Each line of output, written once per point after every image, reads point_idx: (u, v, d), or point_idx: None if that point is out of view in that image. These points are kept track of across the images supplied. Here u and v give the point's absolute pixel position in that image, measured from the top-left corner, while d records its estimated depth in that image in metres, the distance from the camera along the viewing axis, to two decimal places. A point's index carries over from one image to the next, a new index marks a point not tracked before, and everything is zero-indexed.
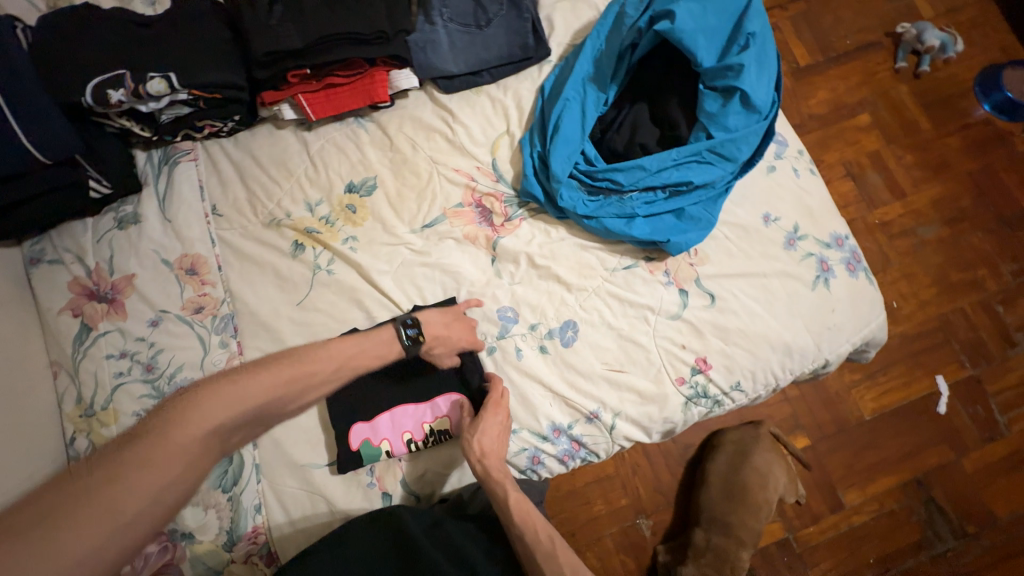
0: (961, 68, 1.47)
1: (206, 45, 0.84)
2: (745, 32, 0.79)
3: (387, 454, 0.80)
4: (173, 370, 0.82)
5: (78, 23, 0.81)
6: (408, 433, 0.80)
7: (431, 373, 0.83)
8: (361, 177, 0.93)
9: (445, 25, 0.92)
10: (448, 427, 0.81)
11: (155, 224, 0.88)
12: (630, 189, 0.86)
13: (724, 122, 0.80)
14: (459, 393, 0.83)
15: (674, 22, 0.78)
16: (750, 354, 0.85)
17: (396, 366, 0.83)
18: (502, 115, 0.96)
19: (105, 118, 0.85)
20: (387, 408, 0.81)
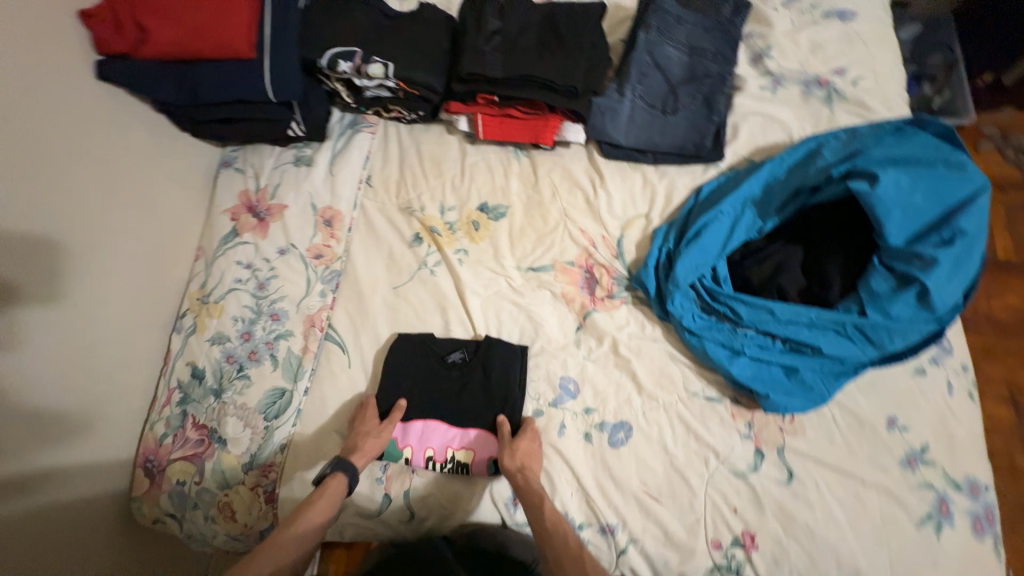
0: None
1: (427, 48, 0.95)
2: (955, 227, 0.70)
3: (405, 461, 0.82)
4: (276, 297, 0.93)
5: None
6: (431, 451, 0.82)
7: (475, 407, 0.85)
8: (495, 203, 0.98)
9: (633, 99, 0.94)
10: (469, 462, 0.81)
11: (321, 172, 1.01)
12: (748, 326, 0.80)
13: (887, 307, 0.71)
14: (490, 433, 0.83)
15: (874, 187, 0.71)
16: (810, 561, 0.72)
17: (450, 385, 0.86)
18: (648, 197, 0.95)
19: (325, 78, 0.98)
20: (423, 417, 0.84)
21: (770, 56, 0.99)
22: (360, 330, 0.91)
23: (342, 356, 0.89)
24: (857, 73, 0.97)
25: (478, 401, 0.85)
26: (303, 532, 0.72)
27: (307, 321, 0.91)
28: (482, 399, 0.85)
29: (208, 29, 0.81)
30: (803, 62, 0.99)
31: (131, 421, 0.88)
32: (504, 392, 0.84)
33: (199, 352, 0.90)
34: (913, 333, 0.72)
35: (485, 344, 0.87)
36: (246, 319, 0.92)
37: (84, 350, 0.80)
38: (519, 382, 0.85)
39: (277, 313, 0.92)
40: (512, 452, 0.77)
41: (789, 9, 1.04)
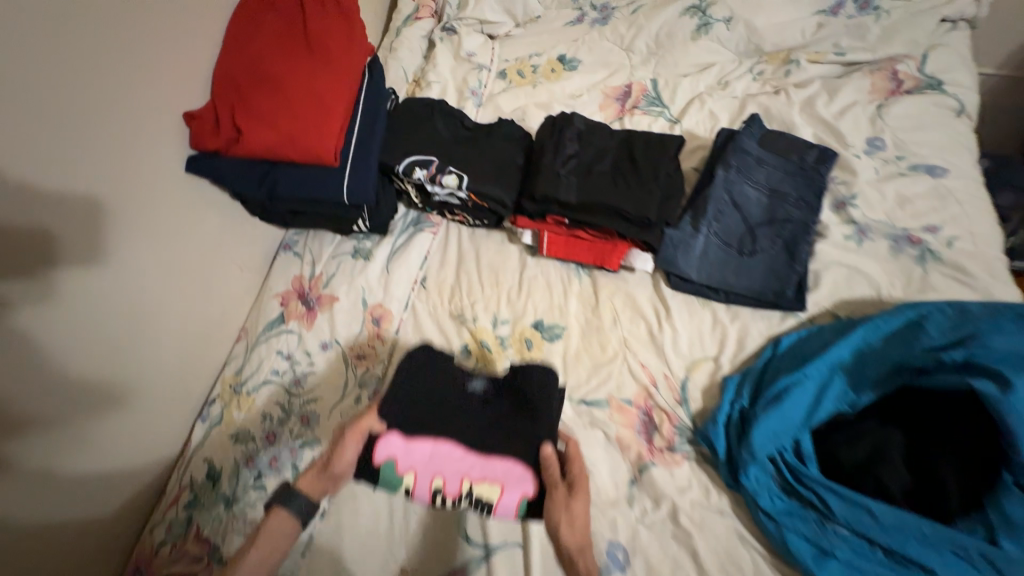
0: None
1: (502, 164, 0.96)
2: None
3: (406, 489, 0.68)
4: (310, 396, 0.88)
5: (425, 108, 1.01)
6: (441, 481, 0.67)
7: (508, 437, 0.70)
8: (551, 322, 0.93)
9: (708, 235, 0.90)
10: (493, 499, 0.67)
11: (377, 267, 1.00)
12: (840, 522, 0.67)
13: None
14: (526, 466, 0.67)
15: (1005, 391, 0.63)
16: None
17: (476, 415, 0.72)
18: (717, 339, 0.88)
19: (396, 179, 0.99)
20: (433, 438, 0.69)
21: (855, 205, 0.95)
22: None
23: (365, 477, 0.81)
24: (951, 233, 0.91)
25: (513, 434, 0.70)
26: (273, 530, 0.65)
27: (337, 430, 0.85)
28: (517, 433, 0.70)
29: (300, 138, 0.83)
30: (890, 215, 0.94)
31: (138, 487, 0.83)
32: (533, 422, 0.70)
33: (219, 449, 0.84)
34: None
35: (518, 371, 0.76)
36: (274, 418, 0.86)
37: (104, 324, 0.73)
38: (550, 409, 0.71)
39: (307, 416, 0.86)
40: (570, 518, 0.64)
41: (871, 157, 1.02)
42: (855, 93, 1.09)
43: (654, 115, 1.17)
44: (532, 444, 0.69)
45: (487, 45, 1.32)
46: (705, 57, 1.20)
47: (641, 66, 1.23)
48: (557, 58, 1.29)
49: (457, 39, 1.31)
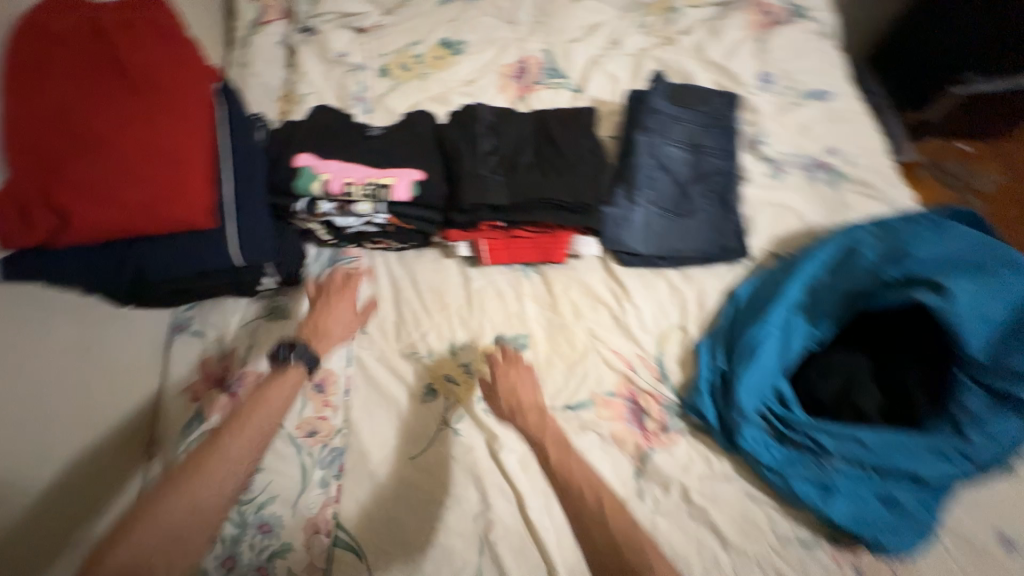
0: None
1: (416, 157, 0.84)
2: None
3: (321, 185, 0.78)
4: (265, 499, 0.74)
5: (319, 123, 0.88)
6: (350, 177, 0.79)
7: (405, 157, 0.83)
8: (513, 332, 0.87)
9: (645, 205, 0.88)
10: (390, 186, 0.79)
11: (302, 325, 0.86)
12: (836, 456, 0.70)
13: (986, 426, 0.65)
14: (419, 169, 0.82)
15: (947, 298, 0.65)
16: None
17: (367, 143, 0.86)
18: (678, 307, 0.87)
19: (299, 220, 0.85)
20: (342, 157, 0.82)
21: (765, 142, 0.97)
22: (379, 524, 0.74)
23: (359, 567, 0.71)
24: (849, 151, 0.97)
25: (413, 154, 0.84)
26: (262, 415, 0.65)
27: (308, 526, 0.72)
28: (413, 155, 0.84)
29: (156, 207, 0.65)
30: (797, 144, 0.98)
31: None
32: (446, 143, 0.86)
33: None
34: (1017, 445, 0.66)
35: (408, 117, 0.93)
36: (224, 539, 0.71)
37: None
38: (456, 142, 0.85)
39: (265, 523, 0.72)
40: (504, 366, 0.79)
41: (766, 92, 1.05)
42: (737, 31, 1.12)
43: (557, 88, 1.12)
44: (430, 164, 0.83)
45: (358, 42, 1.17)
46: (591, 18, 1.16)
47: (530, 38, 1.16)
48: (440, 43, 1.18)
49: (321, 41, 1.14)
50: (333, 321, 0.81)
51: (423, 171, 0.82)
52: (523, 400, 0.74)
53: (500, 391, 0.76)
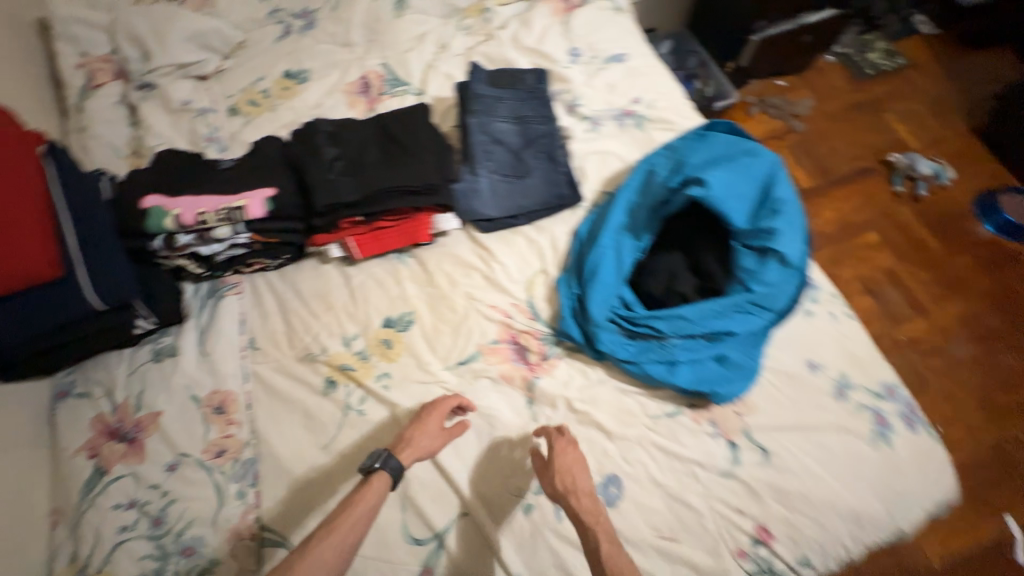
0: (926, 230, 2.04)
1: (266, 176, 0.90)
2: (773, 199, 0.85)
3: (173, 219, 0.83)
4: (183, 526, 0.75)
5: (166, 162, 0.92)
6: (202, 207, 0.84)
7: (257, 178, 0.90)
8: (398, 312, 0.95)
9: (488, 175, 1.00)
10: (244, 207, 0.86)
11: (191, 357, 0.88)
12: (672, 336, 0.85)
13: (763, 277, 0.82)
14: (270, 186, 0.89)
15: (707, 187, 0.83)
16: (816, 524, 0.76)
17: (218, 174, 0.92)
18: (537, 255, 1.00)
19: (165, 258, 0.89)
20: (192, 191, 0.87)
21: (581, 104, 1.14)
22: (302, 514, 0.78)
23: None
24: (650, 98, 1.16)
25: (264, 175, 0.91)
26: (358, 518, 0.67)
27: (232, 536, 0.75)
28: (264, 174, 0.91)
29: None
30: (608, 101, 1.15)
31: None
32: (293, 159, 0.93)
33: None
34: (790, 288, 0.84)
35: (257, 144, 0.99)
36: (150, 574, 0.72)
37: None
38: (304, 155, 0.92)
39: (189, 546, 0.74)
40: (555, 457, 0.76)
41: (576, 64, 1.22)
42: (544, 19, 1.29)
43: (402, 94, 1.23)
44: (280, 180, 0.90)
45: (201, 88, 1.21)
46: (417, 28, 1.28)
47: (368, 56, 1.26)
48: (283, 75, 1.25)
49: (161, 93, 1.16)
50: (430, 437, 0.78)
51: (274, 187, 0.89)
52: (580, 482, 0.73)
53: (555, 468, 0.75)
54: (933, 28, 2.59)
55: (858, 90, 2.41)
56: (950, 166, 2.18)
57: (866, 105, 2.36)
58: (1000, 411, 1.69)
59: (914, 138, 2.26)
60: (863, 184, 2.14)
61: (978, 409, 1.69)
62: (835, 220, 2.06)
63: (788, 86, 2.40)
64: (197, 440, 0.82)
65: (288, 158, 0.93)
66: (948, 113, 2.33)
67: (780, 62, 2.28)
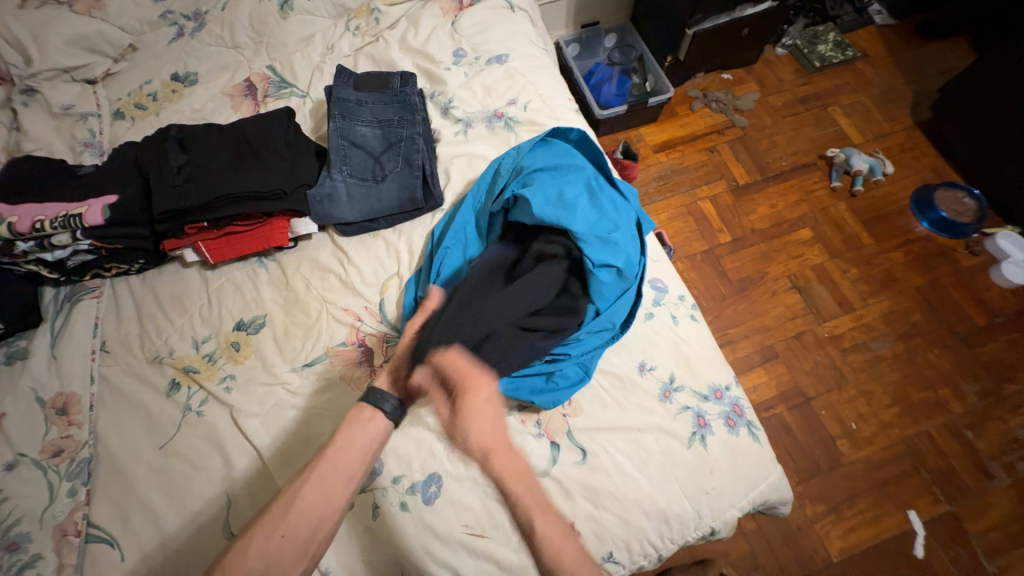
0: (860, 226, 2.02)
1: (115, 184, 0.93)
2: (607, 217, 0.89)
3: (8, 228, 0.85)
4: (10, 523, 0.79)
5: (19, 169, 0.94)
6: (41, 214, 0.86)
7: (106, 186, 0.92)
8: (251, 316, 0.97)
9: (344, 179, 1.02)
10: (81, 214, 0.87)
11: (41, 360, 0.91)
12: None
13: (605, 296, 0.86)
14: (115, 193, 0.91)
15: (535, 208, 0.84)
16: (621, 521, 0.79)
17: (69, 182, 0.94)
18: (394, 258, 1.01)
19: (14, 264, 0.91)
20: (38, 200, 0.89)
21: (455, 107, 1.15)
22: (131, 512, 0.81)
23: (113, 552, 0.78)
24: (526, 99, 1.16)
25: (113, 182, 0.93)
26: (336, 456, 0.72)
27: (57, 532, 0.79)
28: (114, 181, 0.93)
29: None
30: (483, 104, 1.15)
31: None
32: (143, 164, 0.94)
33: None
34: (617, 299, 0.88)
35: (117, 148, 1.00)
36: None
37: None
38: (153, 161, 0.94)
39: (14, 542, 0.78)
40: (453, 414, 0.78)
41: (459, 64, 1.22)
42: (433, 19, 1.28)
43: (287, 96, 1.23)
44: (128, 187, 0.92)
45: (87, 92, 1.22)
46: (305, 30, 1.29)
47: (256, 58, 1.27)
48: (170, 77, 1.25)
49: (44, 98, 1.18)
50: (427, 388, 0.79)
51: (119, 195, 0.91)
52: (485, 420, 0.78)
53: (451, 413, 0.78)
54: (889, 17, 2.51)
55: (807, 81, 2.36)
56: (891, 160, 2.15)
57: (813, 97, 2.32)
58: (916, 406, 1.70)
59: (858, 131, 2.23)
60: (800, 180, 2.12)
61: (892, 405, 1.70)
62: (769, 215, 2.05)
63: (733, 79, 2.36)
64: (37, 440, 0.85)
65: (137, 163, 0.95)
66: (895, 105, 2.29)
67: (721, 55, 2.24)
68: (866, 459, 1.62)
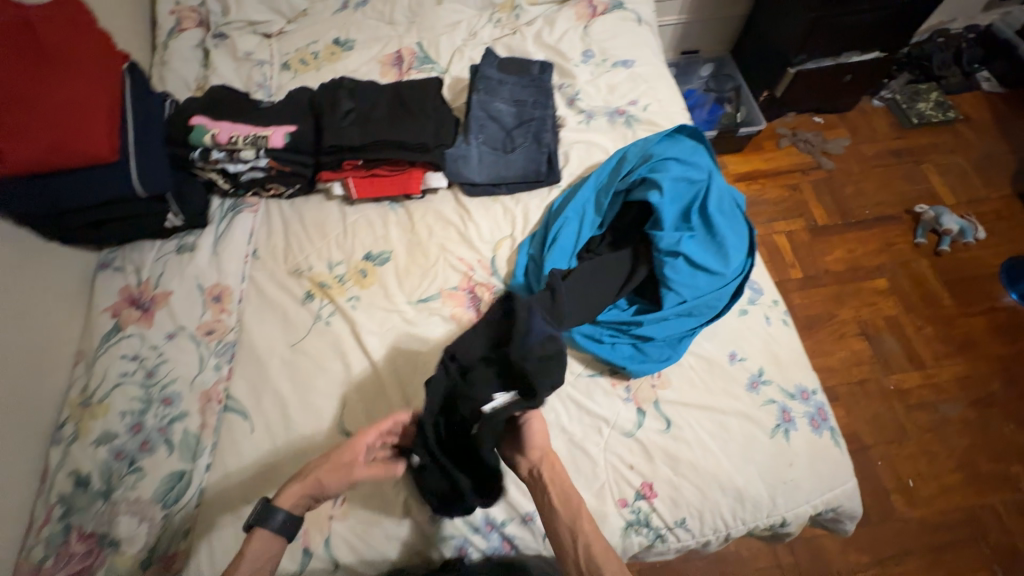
0: (942, 285, 1.97)
1: (292, 118, 1.08)
2: (721, 213, 0.96)
3: (210, 136, 1.01)
4: (168, 381, 0.92)
5: (215, 94, 1.11)
6: (236, 130, 1.03)
7: (285, 118, 1.08)
8: (379, 250, 1.09)
9: (478, 145, 1.13)
10: (266, 136, 1.03)
11: (205, 255, 1.06)
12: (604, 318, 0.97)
13: (703, 284, 0.93)
14: (293, 124, 1.07)
15: (660, 193, 0.93)
16: (698, 491, 0.84)
17: (254, 111, 1.10)
18: (510, 221, 1.11)
19: (200, 170, 1.07)
20: (232, 120, 1.06)
21: (581, 99, 1.25)
22: (262, 394, 0.92)
23: (244, 423, 0.89)
24: (646, 102, 1.25)
25: (291, 115, 1.08)
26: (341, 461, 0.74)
27: (203, 396, 0.91)
28: (291, 115, 1.08)
29: (65, 142, 0.84)
30: (605, 100, 1.25)
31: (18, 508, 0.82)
32: (317, 106, 1.10)
33: (83, 458, 0.85)
34: (711, 296, 0.93)
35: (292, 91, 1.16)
36: (134, 411, 0.89)
37: (30, 324, 0.91)
38: (325, 104, 1.09)
39: (168, 396, 0.91)
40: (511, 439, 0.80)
41: (587, 63, 1.33)
42: (567, 21, 1.41)
43: (428, 71, 1.38)
44: (302, 122, 1.07)
45: (264, 44, 1.42)
46: (453, 17, 1.44)
47: (406, 35, 1.43)
48: (332, 41, 1.43)
49: (231, 44, 1.38)
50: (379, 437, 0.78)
51: (296, 125, 1.06)
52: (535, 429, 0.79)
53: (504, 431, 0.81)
54: (998, 85, 2.47)
55: (902, 136, 2.34)
56: (983, 226, 2.10)
57: (907, 152, 2.30)
58: (982, 476, 1.63)
59: (951, 192, 2.18)
60: (883, 229, 2.10)
61: (956, 470, 1.64)
62: (846, 259, 2.04)
63: (825, 123, 2.38)
64: (195, 318, 0.99)
65: (311, 104, 1.10)
66: (994, 172, 2.23)
67: (818, 98, 2.27)
68: (921, 520, 1.57)
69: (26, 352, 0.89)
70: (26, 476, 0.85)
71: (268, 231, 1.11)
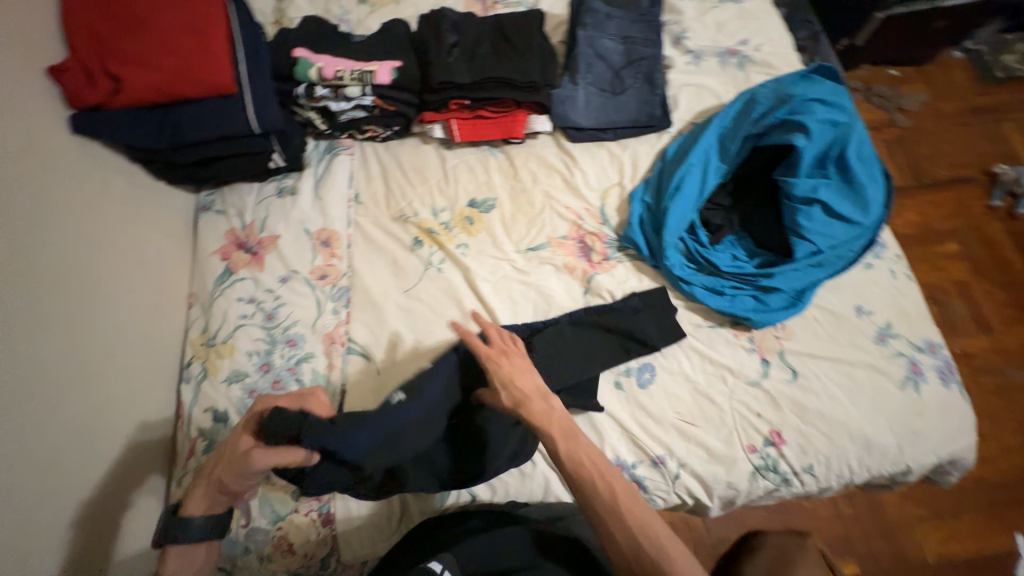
0: (1016, 249, 1.92)
1: (393, 56, 1.03)
2: (858, 161, 0.94)
3: (316, 70, 0.99)
4: (289, 323, 0.92)
5: (308, 27, 1.05)
6: (340, 65, 0.99)
7: (386, 55, 1.03)
8: (483, 197, 1.05)
9: (585, 87, 1.07)
10: (372, 71, 1.00)
11: (307, 199, 1.03)
12: (727, 269, 0.96)
13: (839, 234, 0.92)
14: (397, 59, 1.02)
15: (805, 137, 0.90)
16: (827, 439, 0.84)
17: (349, 45, 1.04)
18: (617, 168, 1.07)
19: (299, 108, 1.04)
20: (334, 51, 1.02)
21: (688, 38, 1.17)
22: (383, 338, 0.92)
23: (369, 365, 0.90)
24: (758, 42, 1.16)
25: (392, 52, 1.03)
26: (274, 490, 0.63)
27: (326, 338, 0.92)
28: (392, 52, 1.03)
29: (185, 70, 0.84)
30: (714, 39, 1.17)
31: (156, 443, 0.86)
32: (420, 44, 1.04)
33: (218, 395, 0.87)
34: (845, 245, 0.93)
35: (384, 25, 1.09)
36: (261, 351, 0.90)
37: (148, 267, 0.90)
38: (427, 40, 1.03)
39: (293, 338, 0.91)
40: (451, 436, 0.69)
41: None
42: None
43: (515, 6, 1.28)
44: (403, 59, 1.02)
45: None
46: None
47: None
48: None
49: None
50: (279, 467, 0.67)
51: (400, 60, 1.02)
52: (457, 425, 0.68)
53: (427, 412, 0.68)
54: None
55: (984, 92, 2.20)
56: None
57: (987, 109, 2.17)
58: None
59: None
60: (957, 191, 2.02)
61: (1018, 432, 1.65)
62: (917, 222, 1.97)
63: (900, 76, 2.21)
64: (307, 263, 0.98)
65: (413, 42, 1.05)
66: None
67: (899, 49, 2.12)
68: (981, 478, 1.60)
69: (147, 293, 0.89)
70: (161, 412, 0.87)
71: (368, 172, 1.07)
